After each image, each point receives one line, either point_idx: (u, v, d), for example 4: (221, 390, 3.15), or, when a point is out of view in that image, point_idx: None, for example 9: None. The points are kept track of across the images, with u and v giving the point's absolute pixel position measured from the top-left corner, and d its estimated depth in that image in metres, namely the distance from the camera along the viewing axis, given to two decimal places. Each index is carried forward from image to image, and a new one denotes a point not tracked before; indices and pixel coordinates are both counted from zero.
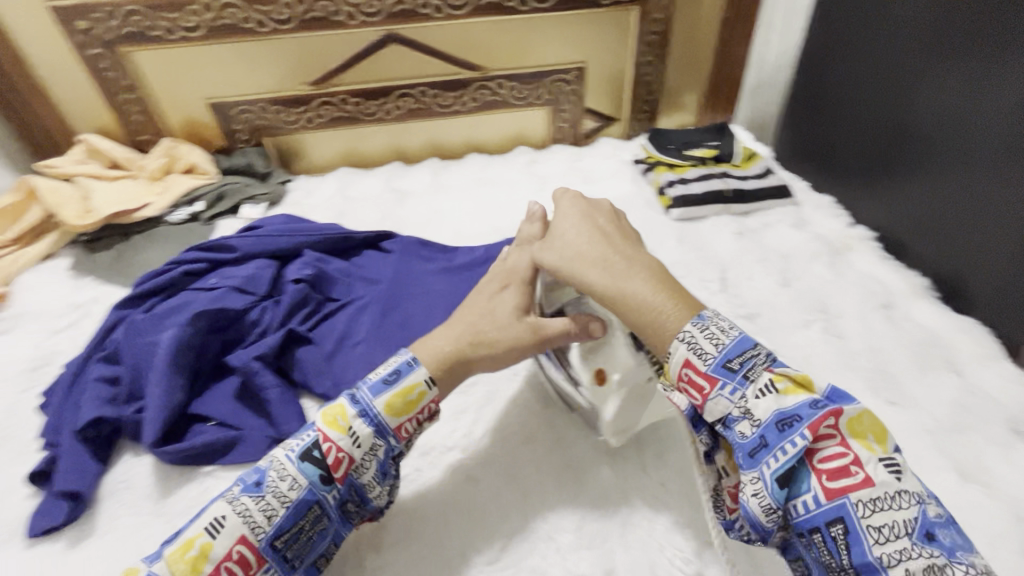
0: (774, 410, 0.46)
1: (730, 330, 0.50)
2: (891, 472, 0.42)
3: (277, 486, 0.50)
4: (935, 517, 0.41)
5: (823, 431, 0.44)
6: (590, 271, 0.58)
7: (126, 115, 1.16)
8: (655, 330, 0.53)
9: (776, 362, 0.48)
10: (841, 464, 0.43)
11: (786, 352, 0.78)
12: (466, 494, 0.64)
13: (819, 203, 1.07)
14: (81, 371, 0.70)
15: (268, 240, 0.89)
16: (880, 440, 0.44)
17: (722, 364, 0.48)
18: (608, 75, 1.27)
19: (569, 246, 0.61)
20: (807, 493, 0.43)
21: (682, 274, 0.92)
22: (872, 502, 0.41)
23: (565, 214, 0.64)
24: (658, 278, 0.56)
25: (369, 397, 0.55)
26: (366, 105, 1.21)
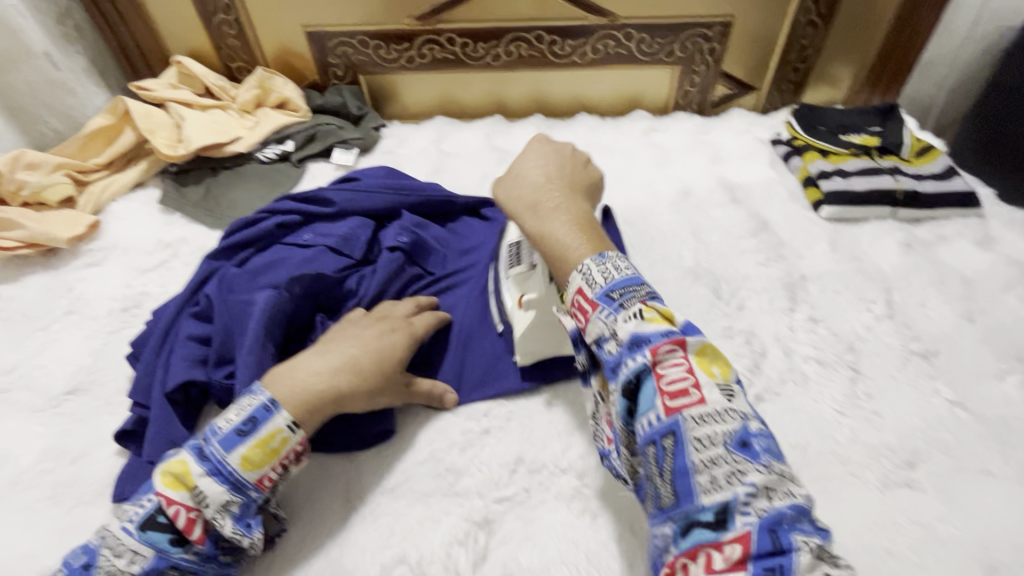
0: (632, 332, 0.46)
1: (625, 269, 0.52)
2: (723, 395, 0.44)
3: (112, 564, 0.44)
4: (754, 430, 0.43)
5: (664, 356, 0.45)
6: (525, 203, 0.61)
7: (221, 38, 1.08)
8: (562, 263, 0.55)
9: (652, 297, 0.49)
10: (681, 384, 0.44)
11: (974, 408, 0.64)
12: (583, 532, 0.54)
13: (1011, 217, 0.87)
14: (172, 326, 0.64)
15: (366, 197, 0.79)
16: (723, 369, 0.46)
17: (605, 293, 0.50)
18: (757, 34, 1.07)
19: (533, 181, 0.63)
20: (651, 410, 0.44)
21: (837, 288, 0.77)
22: (700, 417, 0.42)
23: (539, 154, 0.67)
24: (581, 223, 0.58)
25: (220, 452, 0.48)
26: (473, 48, 1.08)
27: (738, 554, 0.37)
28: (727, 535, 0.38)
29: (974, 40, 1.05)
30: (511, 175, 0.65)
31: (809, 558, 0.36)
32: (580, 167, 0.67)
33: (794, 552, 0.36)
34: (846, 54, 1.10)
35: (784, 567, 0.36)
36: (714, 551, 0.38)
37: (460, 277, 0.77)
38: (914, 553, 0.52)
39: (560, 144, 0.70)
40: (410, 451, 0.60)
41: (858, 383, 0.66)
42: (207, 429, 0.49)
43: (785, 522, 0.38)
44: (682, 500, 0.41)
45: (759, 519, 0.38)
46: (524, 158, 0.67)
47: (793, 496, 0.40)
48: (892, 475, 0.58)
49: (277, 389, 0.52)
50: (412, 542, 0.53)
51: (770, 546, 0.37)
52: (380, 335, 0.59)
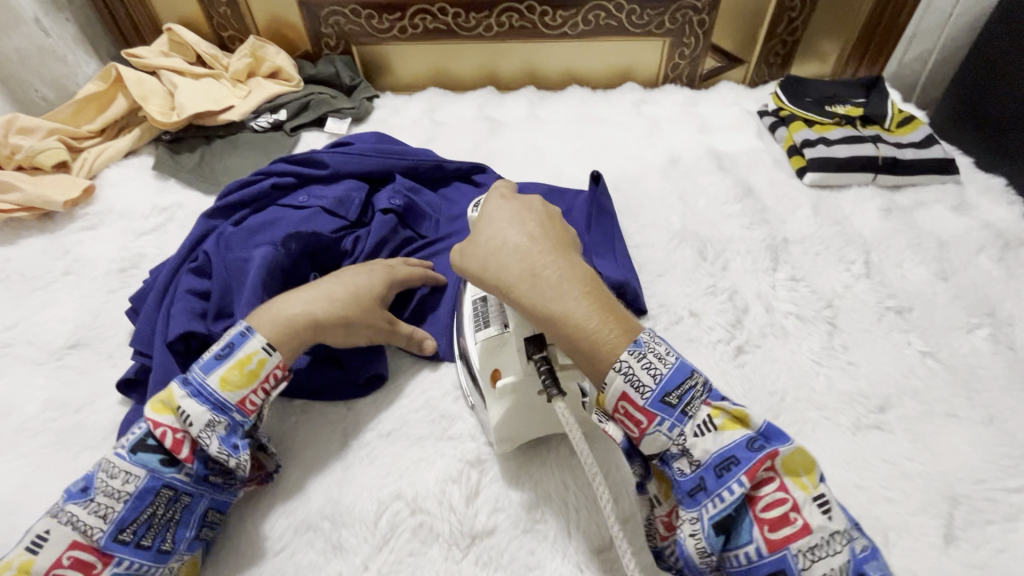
0: (715, 451, 0.41)
1: (668, 355, 0.43)
2: (823, 513, 0.39)
3: (107, 486, 0.46)
4: (862, 552, 0.38)
5: (760, 475, 0.40)
6: (518, 270, 0.48)
7: (212, 6, 1.07)
8: (594, 351, 0.44)
9: (714, 394, 0.43)
10: (779, 510, 0.39)
11: (944, 358, 0.67)
12: (571, 471, 0.56)
13: (987, 184, 0.90)
14: (171, 281, 0.66)
15: (360, 160, 0.81)
16: (811, 475, 0.40)
17: (660, 399, 0.42)
18: (746, 7, 1.09)
19: (512, 245, 0.49)
20: (749, 544, 0.39)
21: (818, 250, 0.80)
22: (811, 551, 0.38)
23: (498, 212, 0.53)
24: (596, 298, 0.46)
25: (200, 375, 0.50)
26: (465, 18, 1.08)
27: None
28: None
29: (960, 13, 1.07)
30: (483, 240, 0.51)
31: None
32: (559, 222, 0.54)
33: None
34: (832, 27, 1.12)
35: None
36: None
37: (453, 239, 0.79)
38: (882, 487, 0.55)
39: (530, 199, 0.55)
40: (406, 399, 0.63)
41: (835, 337, 0.69)
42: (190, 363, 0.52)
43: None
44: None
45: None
46: (484, 223, 0.53)
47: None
48: (864, 418, 0.61)
49: (257, 319, 0.54)
50: (408, 480, 0.55)
51: None
52: (359, 274, 0.62)
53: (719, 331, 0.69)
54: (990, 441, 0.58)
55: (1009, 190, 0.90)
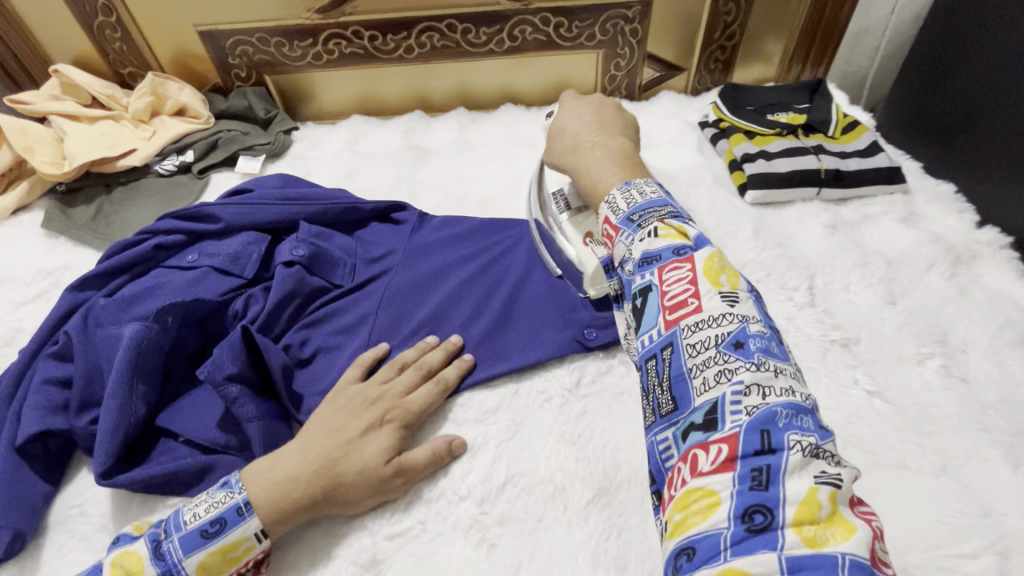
0: (644, 249, 0.51)
1: (648, 193, 0.57)
2: (725, 302, 0.46)
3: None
4: (753, 334, 0.44)
5: (670, 272, 0.49)
6: (566, 144, 0.68)
7: (106, 42, 0.99)
8: (595, 193, 0.62)
9: (671, 216, 0.53)
10: (681, 297, 0.47)
11: (892, 398, 0.62)
12: (477, 566, 0.50)
13: (937, 191, 0.86)
14: (28, 370, 0.58)
15: (258, 210, 0.73)
16: (731, 279, 0.48)
17: (627, 218, 0.55)
18: (679, 13, 1.03)
19: (571, 129, 0.68)
20: (653, 327, 0.48)
21: (759, 277, 0.74)
22: (695, 326, 0.46)
23: (576, 106, 0.71)
24: (617, 155, 0.63)
25: (178, 553, 0.47)
26: (383, 40, 1.01)
27: (721, 455, 0.39)
28: (716, 436, 0.40)
29: (905, 8, 1.01)
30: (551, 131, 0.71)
31: (798, 457, 0.38)
32: (618, 116, 0.70)
33: (782, 452, 0.38)
34: (772, 29, 1.07)
35: (770, 468, 0.37)
36: (702, 452, 0.40)
37: (369, 290, 0.72)
38: None
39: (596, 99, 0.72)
40: None
41: None
42: (171, 521, 0.48)
43: (780, 423, 0.39)
44: (681, 406, 0.44)
45: (749, 420, 0.40)
46: (563, 114, 0.70)
47: (792, 395, 0.41)
48: None
49: (256, 490, 0.50)
50: None
51: (758, 446, 0.38)
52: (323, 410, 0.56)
53: None
54: (943, 496, 0.53)
55: (959, 197, 0.85)
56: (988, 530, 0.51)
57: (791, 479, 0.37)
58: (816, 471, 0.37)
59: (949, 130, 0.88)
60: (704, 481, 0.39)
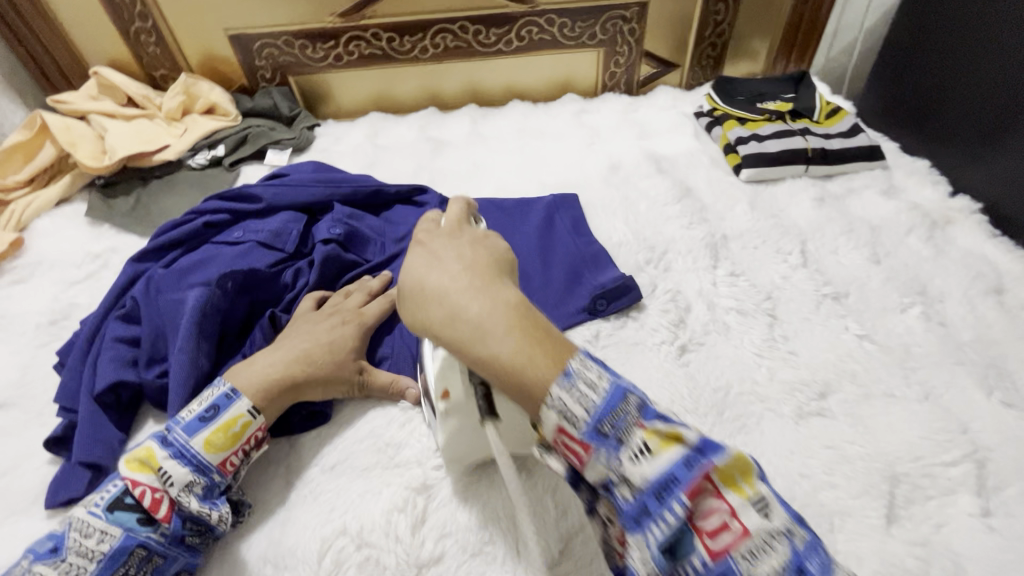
0: (651, 475, 0.37)
1: (601, 380, 0.41)
2: (761, 513, 0.36)
3: (81, 545, 0.47)
4: (803, 548, 0.36)
5: (693, 496, 0.37)
6: (438, 311, 0.45)
7: (141, 46, 1.06)
8: (523, 392, 0.42)
9: (647, 414, 0.40)
10: (717, 519, 0.36)
11: (879, 340, 0.69)
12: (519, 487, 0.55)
13: (913, 166, 0.94)
14: (99, 331, 0.64)
15: (296, 192, 0.79)
16: (748, 477, 0.38)
17: (594, 429, 0.39)
18: (673, 14, 1.12)
19: (435, 288, 0.47)
20: (693, 554, 0.36)
21: (756, 244, 0.82)
22: (751, 556, 0.35)
23: (435, 250, 0.50)
24: (525, 327, 0.43)
25: (184, 437, 0.52)
26: (400, 42, 1.09)
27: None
28: None
29: (876, 8, 1.11)
30: (408, 286, 0.48)
31: None
32: (489, 248, 0.51)
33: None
34: (757, 28, 1.16)
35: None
36: None
37: (397, 262, 0.77)
38: (826, 473, 0.56)
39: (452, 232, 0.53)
40: (349, 429, 0.61)
41: (776, 328, 0.70)
42: (169, 421, 0.54)
43: None
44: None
45: None
46: (411, 262, 0.50)
47: None
48: (806, 406, 0.61)
49: (238, 380, 0.57)
50: (352, 513, 0.54)
51: None
52: (305, 324, 0.64)
53: (663, 332, 0.69)
54: (926, 417, 0.60)
55: (934, 171, 0.93)
56: (966, 443, 0.57)
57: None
58: None
59: (925, 114, 0.96)
60: None
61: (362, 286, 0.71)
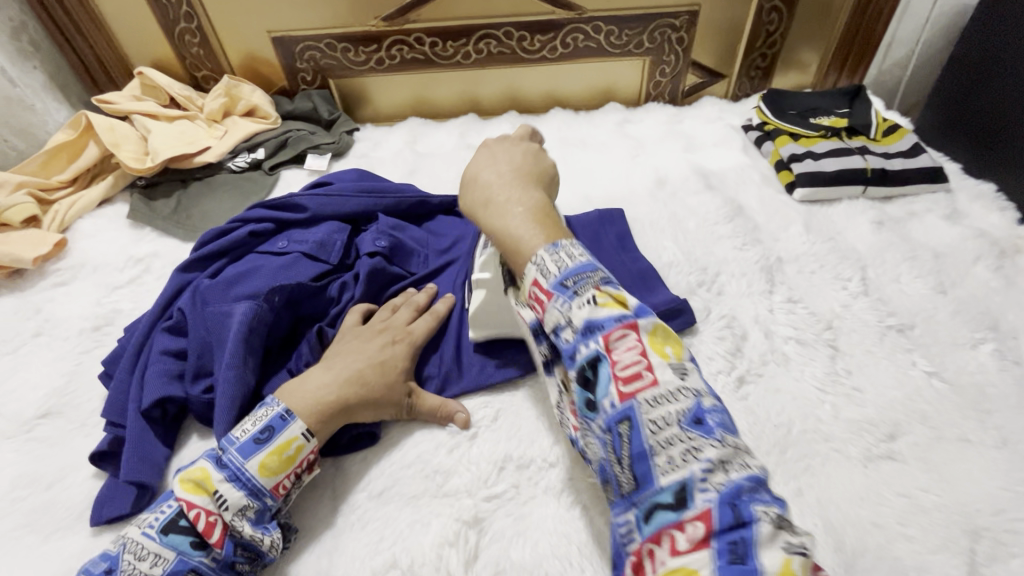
0: (586, 318, 0.44)
1: (579, 255, 0.48)
2: (676, 373, 0.43)
3: (135, 568, 0.45)
4: (707, 407, 0.42)
5: (617, 344, 0.43)
6: (482, 197, 0.57)
7: (184, 47, 1.06)
8: (516, 254, 0.52)
9: (607, 282, 0.46)
10: (634, 368, 0.42)
11: (949, 378, 0.65)
12: (575, 525, 0.53)
13: (978, 190, 0.90)
14: (147, 341, 0.64)
15: (341, 201, 0.78)
16: (677, 349, 0.44)
17: (559, 283, 0.47)
18: (724, 24, 1.08)
19: (485, 181, 0.58)
20: (606, 395, 0.42)
21: (813, 268, 0.78)
22: (653, 400, 0.41)
23: (494, 153, 0.62)
24: (536, 212, 0.54)
25: (239, 459, 0.51)
26: (442, 47, 1.07)
27: (697, 534, 0.36)
28: (688, 514, 0.37)
29: (938, 20, 1.07)
30: (466, 177, 0.61)
31: (769, 527, 0.35)
32: (541, 164, 0.62)
33: (754, 524, 0.35)
34: (811, 39, 1.11)
35: (745, 541, 0.35)
36: (678, 532, 0.37)
37: (441, 277, 0.75)
38: (899, 523, 0.53)
39: (517, 151, 0.63)
40: (397, 454, 0.59)
41: (838, 361, 0.67)
42: (223, 440, 0.52)
43: (743, 494, 0.37)
44: (643, 484, 0.40)
45: (717, 494, 0.37)
46: (477, 159, 0.62)
47: (748, 468, 0.39)
48: (874, 448, 0.58)
49: (291, 400, 0.55)
50: (402, 545, 0.52)
51: (730, 519, 0.36)
52: (354, 342, 0.62)
53: (718, 361, 0.67)
54: (1006, 467, 0.56)
55: (1001, 195, 0.89)
56: None
57: (765, 554, 0.34)
58: (785, 542, 0.35)
59: (992, 137, 0.92)
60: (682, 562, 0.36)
61: (408, 301, 0.68)
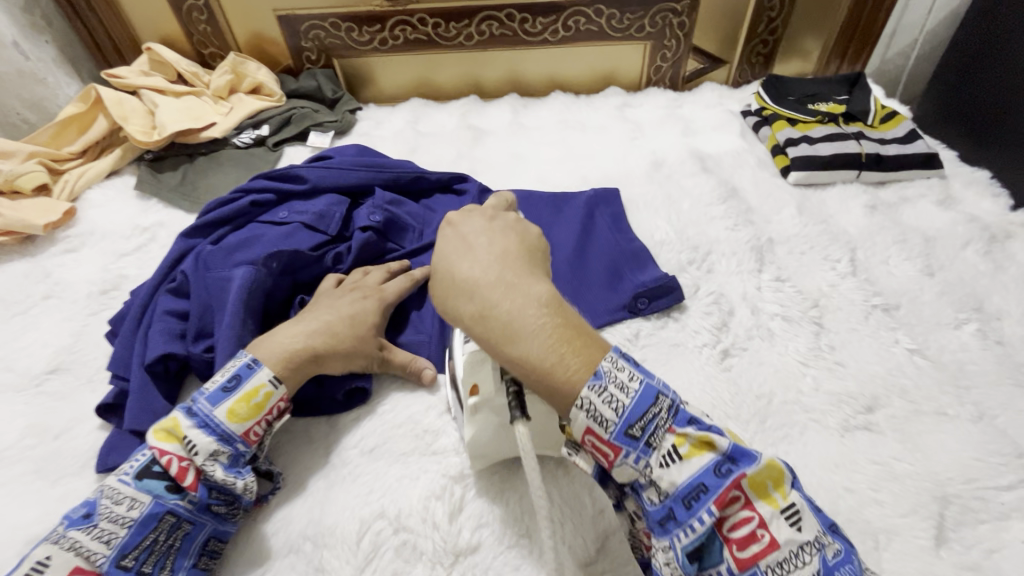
0: (681, 482, 0.39)
1: (631, 380, 0.41)
2: (791, 526, 0.38)
3: (112, 511, 0.47)
4: (832, 559, 0.37)
5: (727, 503, 0.39)
6: (468, 306, 0.44)
7: (192, 24, 1.08)
8: (550, 386, 0.40)
9: (679, 419, 0.41)
10: (746, 529, 0.38)
11: (931, 355, 0.66)
12: (557, 482, 0.55)
13: (972, 176, 0.90)
14: (150, 303, 0.66)
15: (340, 174, 0.80)
16: (779, 486, 0.39)
17: (625, 432, 0.40)
18: (725, 9, 1.09)
19: (466, 278, 0.45)
20: (722, 564, 0.38)
21: (803, 250, 0.80)
22: (778, 567, 0.37)
23: (461, 239, 0.49)
24: (555, 324, 0.41)
25: (207, 407, 0.52)
26: (445, 28, 1.08)
27: None
28: None
29: (940, 9, 1.07)
30: (439, 272, 0.47)
31: None
32: (534, 237, 0.51)
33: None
34: (812, 26, 1.12)
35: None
36: None
37: (433, 248, 0.77)
38: (872, 489, 0.54)
39: (496, 220, 0.51)
40: (388, 414, 0.62)
41: (822, 337, 0.68)
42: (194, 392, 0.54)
43: None
44: None
45: None
46: (442, 244, 0.50)
47: None
48: (852, 419, 0.60)
49: (262, 351, 0.57)
50: (390, 497, 0.54)
51: None
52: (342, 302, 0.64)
53: (705, 335, 0.68)
54: (980, 438, 0.58)
55: (995, 182, 0.89)
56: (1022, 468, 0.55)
57: None
58: None
59: (988, 124, 0.92)
60: None
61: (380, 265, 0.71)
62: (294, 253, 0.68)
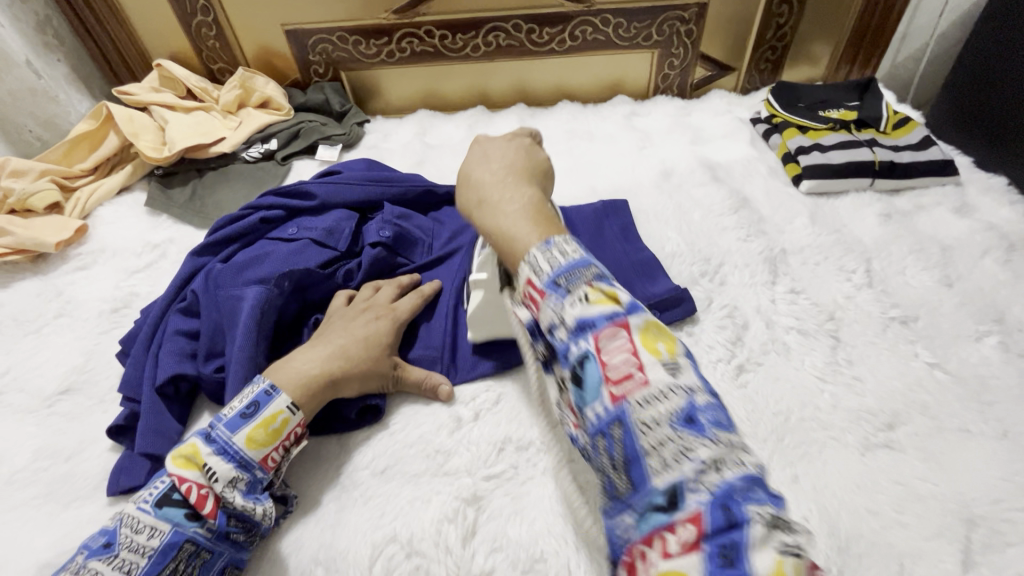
0: (579, 316, 0.42)
1: (572, 252, 0.46)
2: (668, 372, 0.40)
3: (133, 540, 0.47)
4: (701, 404, 0.39)
5: (613, 345, 0.41)
6: (475, 195, 0.57)
7: (201, 40, 1.09)
8: (510, 250, 0.50)
9: (599, 278, 0.44)
10: (626, 369, 0.40)
11: (952, 369, 0.65)
12: (571, 505, 0.54)
13: (989, 183, 0.89)
14: (162, 322, 0.66)
15: (349, 190, 0.79)
16: (669, 345, 0.42)
17: (552, 281, 0.45)
18: (733, 16, 1.08)
19: (478, 177, 0.57)
20: (598, 400, 0.41)
21: (817, 260, 0.78)
22: (646, 401, 0.39)
23: (487, 151, 0.61)
24: (531, 211, 0.52)
25: (227, 434, 0.52)
26: (452, 39, 1.08)
27: (687, 533, 0.34)
28: (679, 515, 0.35)
29: (952, 13, 1.05)
30: (460, 175, 0.60)
31: (762, 526, 0.33)
32: (540, 162, 0.61)
33: (747, 525, 0.33)
34: (822, 31, 1.11)
35: (736, 544, 0.33)
36: (668, 534, 0.35)
37: (442, 263, 0.77)
38: (895, 510, 0.53)
39: (514, 144, 0.62)
40: (400, 433, 0.61)
41: (839, 351, 0.67)
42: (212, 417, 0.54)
43: (737, 495, 0.35)
44: (639, 489, 0.38)
45: (708, 495, 0.35)
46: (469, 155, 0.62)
47: (742, 464, 0.37)
48: (872, 437, 0.59)
49: (279, 377, 0.57)
50: (402, 520, 0.53)
51: (721, 519, 0.34)
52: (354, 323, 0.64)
53: (719, 349, 0.67)
54: (1005, 456, 0.56)
55: (1012, 189, 0.88)
56: None
57: (757, 554, 0.32)
58: (779, 541, 0.33)
59: (1004, 128, 0.91)
60: (672, 564, 0.34)
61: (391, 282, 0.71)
62: (304, 271, 0.67)
